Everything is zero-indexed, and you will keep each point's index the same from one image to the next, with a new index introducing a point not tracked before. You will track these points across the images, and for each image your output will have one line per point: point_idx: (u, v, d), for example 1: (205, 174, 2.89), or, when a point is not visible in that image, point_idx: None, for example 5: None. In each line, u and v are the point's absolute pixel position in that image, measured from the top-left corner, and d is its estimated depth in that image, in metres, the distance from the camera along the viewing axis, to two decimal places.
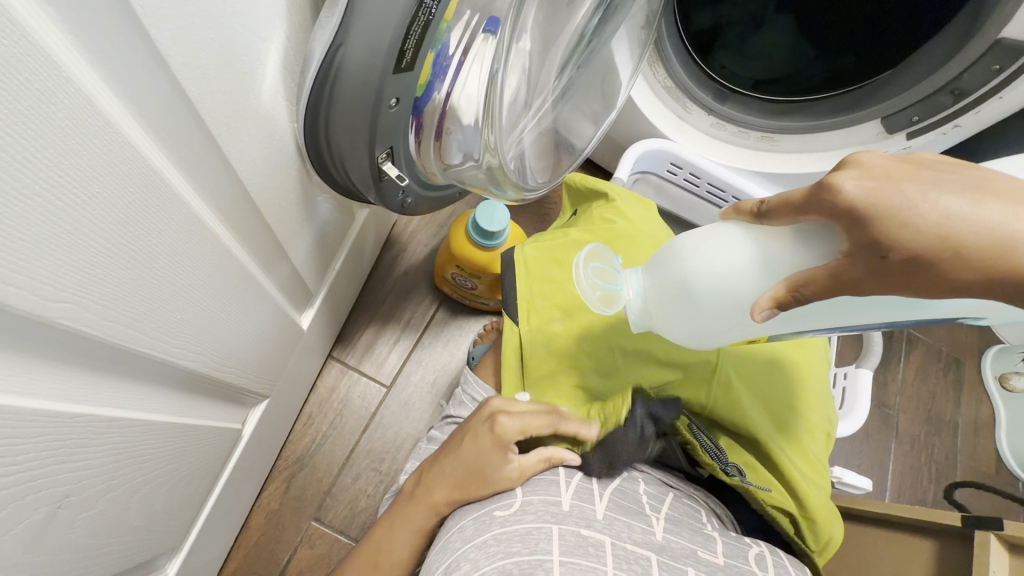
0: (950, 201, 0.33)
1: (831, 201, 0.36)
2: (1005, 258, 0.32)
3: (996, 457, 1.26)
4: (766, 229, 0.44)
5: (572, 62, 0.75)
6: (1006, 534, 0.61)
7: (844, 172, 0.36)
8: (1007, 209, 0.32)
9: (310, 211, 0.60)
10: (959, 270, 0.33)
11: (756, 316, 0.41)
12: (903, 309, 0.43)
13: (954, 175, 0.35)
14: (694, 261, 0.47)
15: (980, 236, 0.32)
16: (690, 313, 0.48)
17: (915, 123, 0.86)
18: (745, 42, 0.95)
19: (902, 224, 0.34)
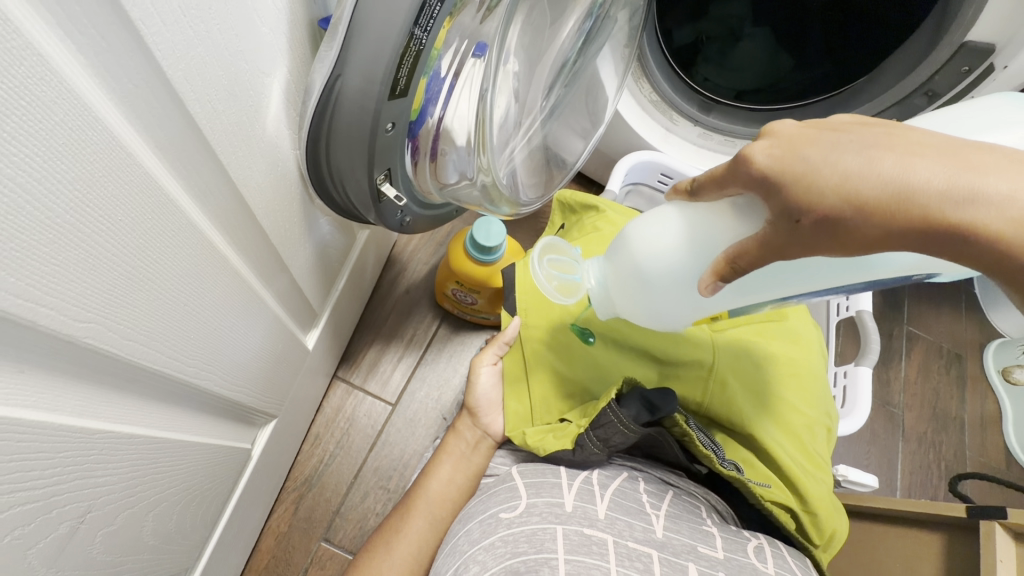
0: (848, 160, 0.38)
1: (748, 171, 0.42)
2: (903, 206, 0.36)
3: (1006, 452, 1.25)
4: (707, 206, 0.47)
5: (561, 81, 0.79)
6: (1010, 522, 0.62)
7: (756, 147, 0.42)
8: (900, 161, 0.36)
9: (313, 232, 0.62)
10: (866, 223, 0.37)
11: (703, 289, 0.45)
12: (863, 274, 0.46)
13: (857, 135, 0.39)
14: (644, 246, 0.51)
15: (878, 188, 0.36)
16: (653, 294, 0.51)
17: None
18: (725, 56, 0.99)
19: (808, 187, 0.38)
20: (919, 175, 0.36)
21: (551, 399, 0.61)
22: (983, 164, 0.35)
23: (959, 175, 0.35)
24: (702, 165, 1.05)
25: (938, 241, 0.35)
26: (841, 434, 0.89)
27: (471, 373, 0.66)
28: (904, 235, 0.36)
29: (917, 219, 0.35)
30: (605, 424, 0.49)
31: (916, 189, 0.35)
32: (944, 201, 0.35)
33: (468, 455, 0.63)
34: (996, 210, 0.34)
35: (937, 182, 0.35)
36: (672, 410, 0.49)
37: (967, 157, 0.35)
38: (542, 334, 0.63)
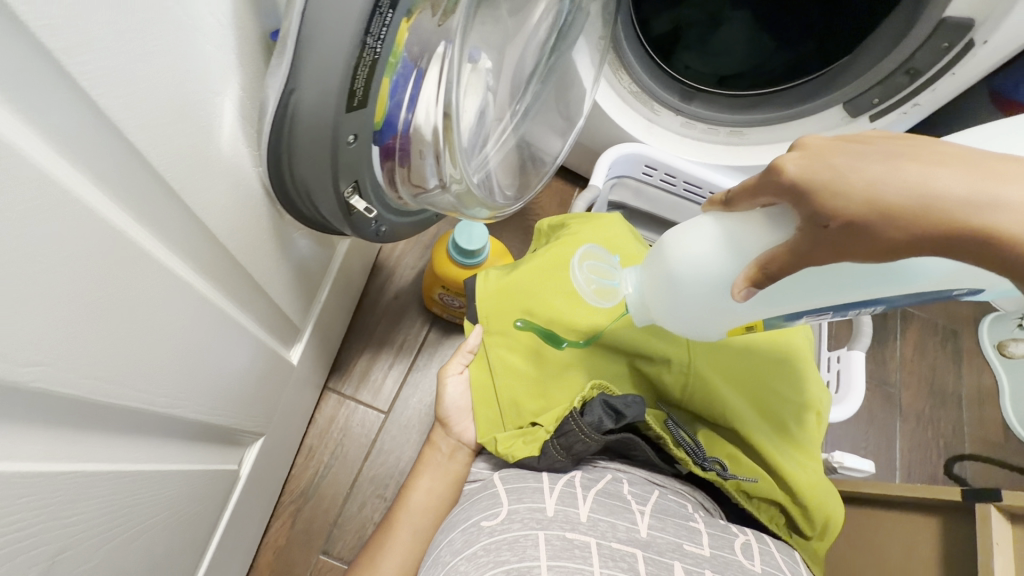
0: (874, 168, 0.37)
1: (777, 180, 0.40)
2: (926, 214, 0.35)
3: (1004, 426, 1.25)
4: (740, 216, 0.46)
5: (535, 78, 0.78)
6: (1004, 503, 0.61)
7: (785, 155, 0.41)
8: (926, 170, 0.35)
9: (288, 247, 0.61)
10: (890, 230, 0.36)
11: (735, 295, 0.44)
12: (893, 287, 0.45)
13: (881, 145, 0.38)
14: (678, 250, 0.49)
15: (905, 196, 0.35)
16: (682, 301, 0.50)
17: (876, 106, 0.88)
18: (706, 42, 0.98)
19: (834, 194, 0.37)
20: (944, 183, 0.34)
21: (520, 399, 0.56)
22: (1009, 173, 0.34)
23: (983, 184, 0.34)
24: (686, 155, 1.04)
25: (965, 248, 0.34)
26: (836, 420, 0.88)
27: (439, 382, 0.63)
28: (927, 243, 0.35)
29: (941, 226, 0.34)
30: (565, 432, 0.48)
31: (941, 197, 0.34)
32: (968, 209, 0.34)
33: (447, 464, 0.61)
34: (1020, 219, 0.32)
35: (962, 190, 0.34)
36: (635, 415, 0.47)
37: (989, 165, 0.35)
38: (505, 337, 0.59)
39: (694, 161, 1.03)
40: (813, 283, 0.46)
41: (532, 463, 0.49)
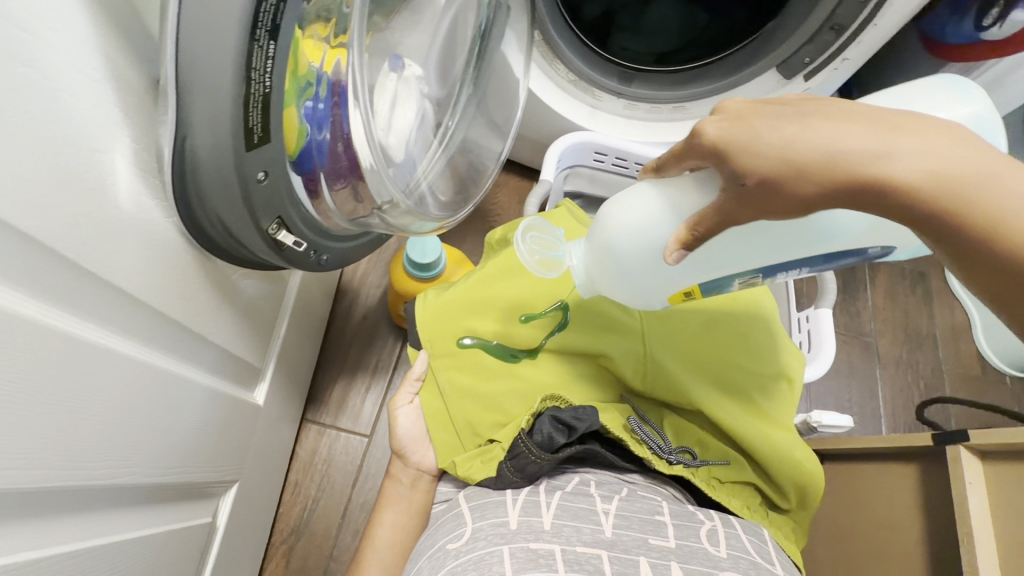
0: (788, 127, 0.39)
1: (699, 144, 0.42)
2: (835, 166, 0.38)
3: (980, 359, 1.28)
4: (673, 188, 0.47)
5: (465, 82, 0.79)
6: (971, 443, 0.63)
7: (706, 120, 0.43)
8: (833, 126, 0.38)
9: (228, 291, 0.60)
10: (805, 184, 0.38)
11: (667, 258, 0.45)
12: (814, 246, 0.49)
13: (797, 106, 0.41)
14: (613, 220, 0.50)
15: (815, 152, 0.38)
16: (619, 274, 0.52)
17: (808, 65, 0.89)
18: (639, 21, 0.97)
19: (750, 153, 0.39)
20: (848, 137, 0.38)
21: (475, 418, 0.53)
22: (903, 126, 0.38)
23: (880, 137, 0.37)
24: (634, 137, 1.04)
25: (863, 195, 0.38)
26: (810, 379, 0.89)
27: (388, 416, 0.59)
28: (837, 192, 0.38)
29: (847, 177, 0.37)
30: (516, 454, 0.47)
31: (846, 150, 0.37)
32: (870, 160, 0.37)
33: (409, 497, 0.58)
34: (909, 166, 0.36)
35: (863, 143, 0.37)
36: (586, 425, 0.46)
37: (889, 120, 0.38)
38: (452, 358, 0.56)
39: (641, 142, 1.04)
40: (737, 248, 0.49)
41: (488, 485, 0.48)
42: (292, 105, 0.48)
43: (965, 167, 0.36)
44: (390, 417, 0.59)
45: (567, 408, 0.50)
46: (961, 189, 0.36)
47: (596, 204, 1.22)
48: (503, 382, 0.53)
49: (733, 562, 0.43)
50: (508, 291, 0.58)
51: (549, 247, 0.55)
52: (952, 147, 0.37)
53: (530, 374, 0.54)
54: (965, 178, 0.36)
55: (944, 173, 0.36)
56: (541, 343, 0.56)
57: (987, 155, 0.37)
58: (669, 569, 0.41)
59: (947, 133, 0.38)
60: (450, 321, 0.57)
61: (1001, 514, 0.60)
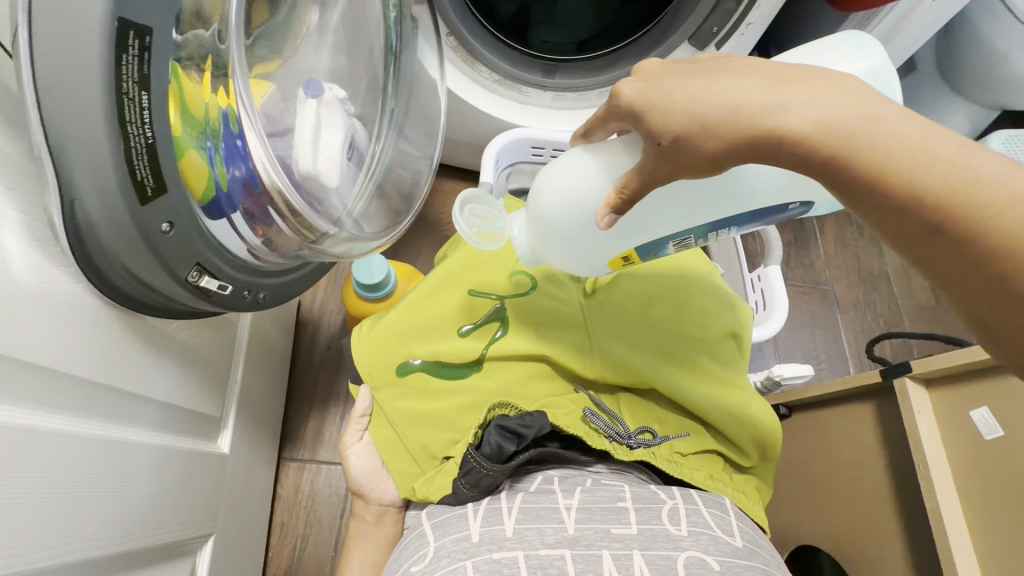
0: (694, 84, 0.40)
1: (619, 108, 0.44)
2: (736, 120, 0.38)
3: (932, 289, 1.33)
4: (604, 157, 0.49)
5: (386, 97, 0.81)
6: (915, 373, 0.65)
7: (625, 82, 0.44)
8: (731, 81, 0.39)
9: (165, 346, 0.58)
10: (708, 140, 0.39)
11: (599, 223, 0.46)
12: (738, 204, 0.50)
13: (700, 66, 0.42)
14: (546, 193, 0.52)
15: (716, 107, 0.39)
16: (561, 243, 0.53)
17: (718, 34, 0.91)
18: (553, 14, 0.99)
19: (662, 112, 0.41)
20: (746, 92, 0.38)
21: (427, 441, 0.52)
22: (796, 78, 0.38)
23: (772, 90, 0.38)
24: (567, 127, 1.06)
25: (765, 147, 0.38)
26: (766, 337, 0.91)
27: (340, 458, 0.58)
28: (739, 147, 0.39)
29: (747, 131, 0.38)
30: (468, 470, 0.46)
31: (745, 105, 0.38)
32: (765, 113, 0.38)
33: (377, 531, 0.57)
34: (802, 116, 0.37)
35: (759, 97, 0.38)
36: (535, 432, 0.46)
37: (782, 74, 0.39)
38: (396, 386, 0.55)
39: None
40: (665, 210, 0.50)
41: (447, 502, 0.47)
42: (199, 150, 0.48)
43: (855, 116, 0.37)
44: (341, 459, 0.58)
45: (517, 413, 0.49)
46: (853, 138, 0.37)
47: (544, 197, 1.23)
48: (453, 398, 0.53)
49: (694, 540, 0.43)
50: (443, 306, 0.58)
51: (489, 220, 0.56)
52: (841, 97, 0.37)
53: (478, 383, 0.54)
54: (854, 127, 0.37)
55: (834, 122, 0.37)
56: (483, 353, 0.56)
57: (873, 103, 0.37)
58: (632, 558, 0.41)
59: (837, 84, 0.38)
60: (388, 349, 0.56)
61: (949, 436, 0.62)
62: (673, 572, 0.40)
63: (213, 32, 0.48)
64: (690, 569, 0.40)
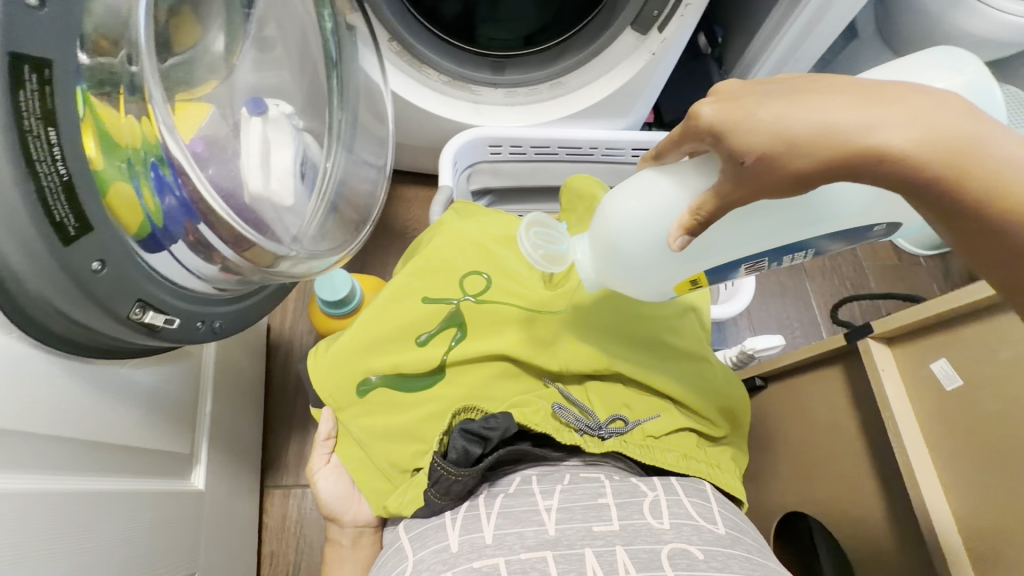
0: (778, 105, 0.38)
1: (697, 130, 0.42)
2: (831, 141, 0.37)
3: (893, 248, 1.36)
4: (675, 177, 0.47)
5: (333, 106, 0.79)
6: (876, 333, 0.67)
7: (702, 103, 0.42)
8: (821, 101, 0.38)
9: (120, 388, 0.56)
10: (800, 160, 0.38)
11: (672, 245, 0.44)
12: (817, 225, 0.50)
13: (782, 85, 0.40)
14: (616, 213, 0.49)
15: (808, 127, 0.37)
16: (627, 267, 0.51)
17: (658, 17, 0.91)
18: (496, 10, 0.99)
19: (748, 130, 0.39)
20: (840, 112, 0.37)
21: (399, 456, 0.52)
22: (885, 97, 0.37)
23: (867, 109, 0.37)
24: (523, 122, 1.05)
25: (862, 168, 0.37)
26: (733, 313, 0.92)
27: (308, 484, 0.56)
28: (829, 167, 0.38)
29: (845, 151, 0.37)
30: (437, 479, 0.44)
31: (841, 124, 0.37)
32: (863, 133, 0.36)
33: (356, 553, 0.56)
34: (901, 135, 0.36)
35: (851, 117, 0.37)
36: (500, 433, 0.46)
37: (872, 93, 0.38)
38: (358, 406, 0.54)
39: (530, 125, 1.04)
40: (731, 228, 0.49)
41: (422, 514, 0.47)
42: (128, 183, 0.47)
43: (956, 130, 0.36)
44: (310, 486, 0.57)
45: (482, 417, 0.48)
46: (954, 155, 0.36)
47: (509, 195, 1.22)
48: (418, 410, 0.53)
49: (676, 532, 0.42)
50: (399, 317, 0.57)
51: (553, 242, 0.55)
52: (939, 113, 0.37)
53: (443, 392, 0.54)
54: (952, 146, 0.36)
55: (937, 140, 0.36)
56: (443, 359, 0.55)
57: (972, 119, 0.37)
58: (615, 554, 0.40)
59: (927, 100, 0.37)
60: (346, 367, 0.54)
61: (914, 389, 0.64)
62: (657, 565, 0.39)
63: (123, 56, 0.45)
64: (673, 560, 0.39)
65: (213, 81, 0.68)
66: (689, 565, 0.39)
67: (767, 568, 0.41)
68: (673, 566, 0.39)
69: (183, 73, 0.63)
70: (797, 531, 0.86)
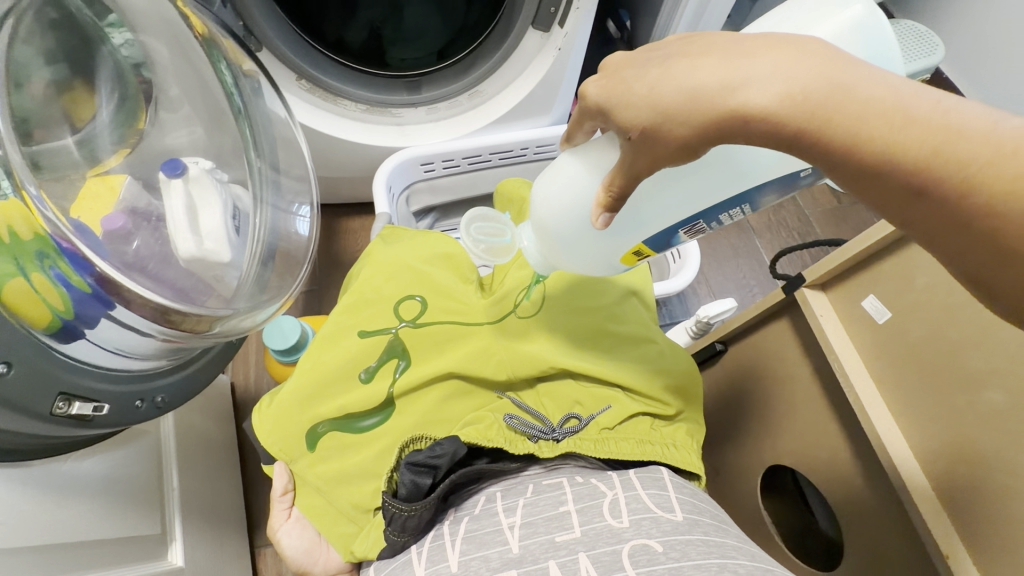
0: (652, 74, 0.38)
1: (587, 108, 0.43)
2: (696, 105, 0.35)
3: (832, 193, 1.41)
4: (587, 153, 0.48)
5: (252, 153, 0.77)
6: (809, 282, 0.70)
7: (589, 82, 0.43)
8: (690, 63, 0.36)
9: (64, 485, 0.54)
10: (674, 128, 0.37)
11: (595, 225, 0.44)
12: (740, 180, 0.48)
13: (664, 50, 0.39)
14: (543, 196, 0.52)
15: (677, 94, 0.36)
16: (564, 244, 0.52)
17: (556, 13, 0.90)
18: (403, 30, 0.99)
19: (626, 105, 0.39)
20: (704, 73, 0.35)
21: (358, 498, 0.51)
22: (756, 49, 0.34)
23: (730, 65, 0.35)
24: (451, 134, 1.05)
25: (737, 129, 0.35)
26: (685, 284, 0.94)
27: (272, 543, 0.55)
28: (706, 134, 0.36)
29: (708, 115, 0.35)
30: (391, 518, 0.44)
31: (702, 87, 0.35)
32: (724, 93, 0.34)
33: None
34: (764, 90, 0.33)
35: (716, 77, 0.35)
36: (447, 459, 0.45)
37: (744, 46, 0.35)
38: (311, 455, 0.54)
39: (458, 137, 1.05)
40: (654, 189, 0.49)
41: (387, 555, 0.46)
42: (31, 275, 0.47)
43: (821, 83, 0.33)
44: (274, 547, 0.55)
45: (429, 446, 0.48)
46: (821, 108, 0.33)
47: (453, 208, 1.23)
48: (370, 448, 0.53)
49: (636, 528, 0.41)
50: (338, 356, 0.57)
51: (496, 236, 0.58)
52: (806, 62, 0.33)
53: (391, 426, 0.54)
54: (823, 96, 0.32)
55: (799, 94, 0.33)
56: (389, 393, 0.55)
57: (844, 65, 0.33)
58: (578, 561, 0.38)
59: (800, 48, 0.34)
60: (291, 418, 0.54)
61: (853, 329, 0.66)
62: (619, 565, 0.37)
63: None
64: (635, 557, 0.38)
65: (95, 171, 0.66)
66: (649, 561, 0.37)
67: (726, 547, 0.39)
68: (634, 564, 0.37)
69: (65, 159, 0.62)
70: (783, 484, 0.88)
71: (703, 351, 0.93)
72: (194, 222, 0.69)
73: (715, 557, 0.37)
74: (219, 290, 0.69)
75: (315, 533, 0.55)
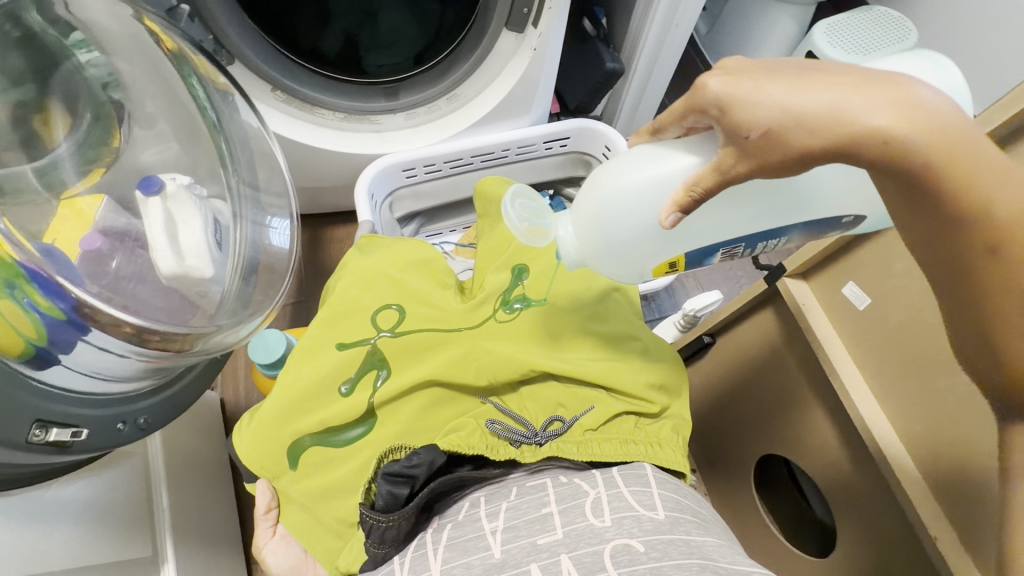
0: (787, 84, 0.37)
1: (704, 100, 0.40)
2: (832, 121, 0.36)
3: None
4: (665, 147, 0.48)
5: (229, 168, 0.77)
6: (789, 271, 0.70)
7: (708, 74, 0.41)
8: (829, 82, 0.37)
9: (47, 512, 0.54)
10: (803, 137, 0.36)
11: (664, 223, 0.42)
12: (801, 210, 0.50)
13: (788, 63, 0.39)
14: (611, 184, 0.50)
15: (817, 106, 0.36)
16: (610, 248, 0.52)
17: (529, 13, 0.89)
18: (378, 35, 0.98)
19: (751, 106, 0.38)
20: (846, 92, 0.36)
21: (342, 510, 0.52)
22: (894, 85, 0.36)
23: (869, 94, 0.36)
24: (431, 139, 1.04)
25: (860, 154, 0.36)
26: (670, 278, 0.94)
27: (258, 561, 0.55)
28: (830, 150, 0.36)
29: (842, 134, 0.36)
30: (370, 529, 0.45)
31: (845, 105, 0.36)
32: (861, 116, 0.35)
33: None
34: (899, 125, 0.35)
35: (858, 100, 0.35)
36: (424, 468, 0.46)
37: (879, 80, 0.37)
38: (293, 469, 0.54)
39: (438, 142, 1.04)
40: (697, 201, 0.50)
41: (370, 567, 0.46)
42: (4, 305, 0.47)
43: (951, 127, 0.35)
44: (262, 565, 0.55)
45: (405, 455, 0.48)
46: (946, 149, 0.35)
47: (437, 213, 1.22)
48: (352, 461, 0.53)
49: (617, 528, 0.40)
50: (317, 369, 0.56)
51: (539, 216, 0.54)
52: (938, 106, 0.36)
53: (372, 437, 0.54)
54: (952, 140, 0.35)
55: (934, 133, 0.35)
56: (370, 403, 0.55)
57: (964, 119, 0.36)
58: (559, 565, 0.38)
59: (928, 92, 0.36)
60: (271, 435, 0.54)
61: (836, 316, 0.66)
62: (601, 567, 0.37)
63: None
64: (616, 558, 0.38)
65: (62, 196, 0.65)
66: (631, 561, 0.37)
67: (705, 547, 0.39)
68: (615, 565, 0.37)
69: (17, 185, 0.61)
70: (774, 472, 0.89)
71: (691, 344, 0.93)
72: (175, 239, 0.66)
73: (695, 557, 0.37)
74: (202, 307, 0.68)
75: (302, 548, 0.55)
